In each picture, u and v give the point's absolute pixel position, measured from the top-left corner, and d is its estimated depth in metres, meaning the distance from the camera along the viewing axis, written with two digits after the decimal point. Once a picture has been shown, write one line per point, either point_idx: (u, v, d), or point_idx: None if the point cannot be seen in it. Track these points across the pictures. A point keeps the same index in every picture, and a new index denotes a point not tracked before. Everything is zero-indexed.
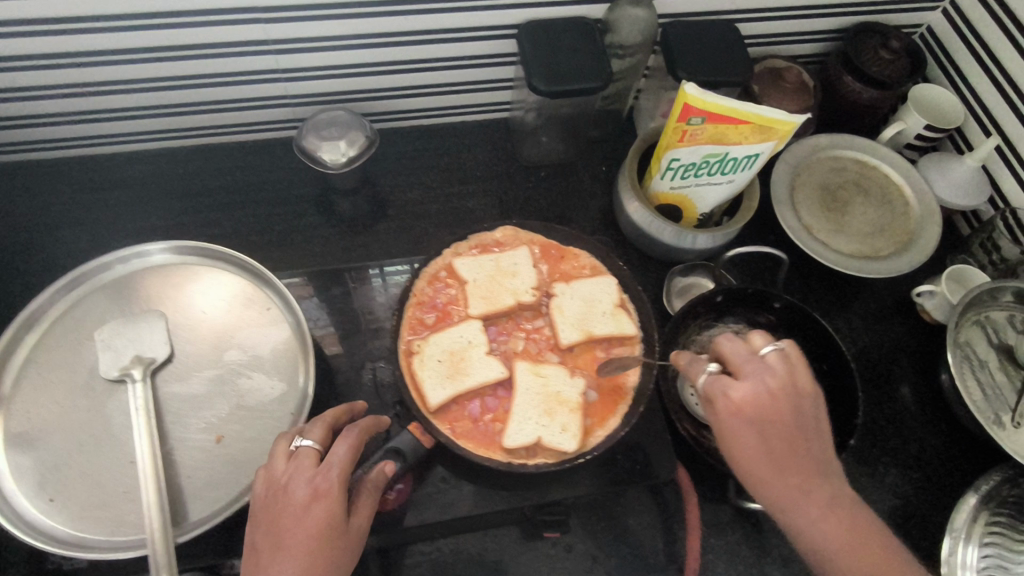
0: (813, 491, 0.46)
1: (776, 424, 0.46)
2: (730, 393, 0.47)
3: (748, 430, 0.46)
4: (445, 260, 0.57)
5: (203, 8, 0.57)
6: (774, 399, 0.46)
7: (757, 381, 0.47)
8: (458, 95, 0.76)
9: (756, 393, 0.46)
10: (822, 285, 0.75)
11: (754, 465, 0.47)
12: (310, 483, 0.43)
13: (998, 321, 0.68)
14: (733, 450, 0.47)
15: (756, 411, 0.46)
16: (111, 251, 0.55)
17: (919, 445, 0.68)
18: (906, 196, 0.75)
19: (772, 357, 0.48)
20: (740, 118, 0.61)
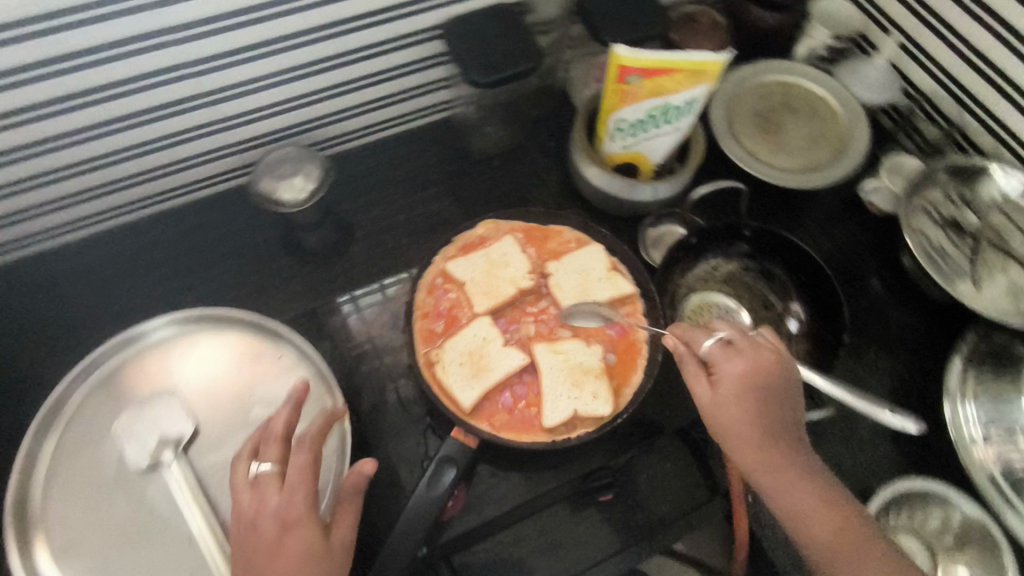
0: (782, 471, 0.47)
1: (766, 393, 0.49)
2: (737, 376, 0.49)
3: (740, 414, 0.48)
4: (437, 267, 0.58)
5: (119, 80, 0.56)
6: (755, 383, 0.49)
7: (760, 358, 0.50)
8: (396, 106, 0.77)
9: (746, 369, 0.49)
10: (778, 205, 0.80)
11: (748, 445, 0.48)
12: (275, 510, 0.45)
13: (937, 199, 0.74)
14: (734, 424, 0.48)
15: (754, 379, 0.49)
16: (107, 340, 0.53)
17: (898, 326, 0.74)
18: (831, 105, 0.81)
19: (729, 343, 0.51)
20: (673, 67, 0.65)
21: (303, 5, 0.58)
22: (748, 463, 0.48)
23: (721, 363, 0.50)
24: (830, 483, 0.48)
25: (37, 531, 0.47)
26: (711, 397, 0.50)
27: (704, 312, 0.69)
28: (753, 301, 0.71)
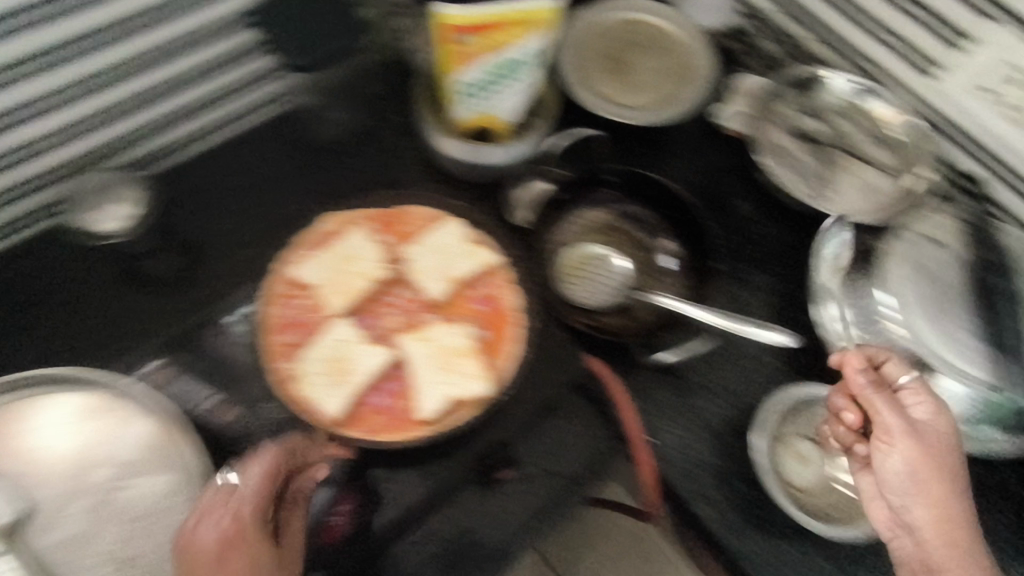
0: (935, 481, 0.50)
1: (934, 444, 0.51)
2: (929, 422, 0.52)
3: (943, 453, 0.51)
4: (283, 274, 0.53)
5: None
6: (943, 421, 0.52)
7: (942, 413, 0.52)
8: (222, 107, 0.71)
9: (933, 423, 0.52)
10: (639, 143, 0.79)
11: (915, 450, 0.50)
12: (224, 519, 0.40)
13: (786, 114, 0.75)
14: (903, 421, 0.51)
15: (936, 435, 0.51)
16: None
17: (767, 242, 0.76)
18: (675, 35, 0.79)
19: (913, 387, 0.53)
20: (503, 20, 0.61)
21: (76, 19, 0.55)
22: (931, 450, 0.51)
23: (910, 401, 0.53)
24: (959, 477, 0.51)
25: None
26: (904, 425, 0.51)
27: (582, 268, 0.69)
28: (630, 244, 0.70)
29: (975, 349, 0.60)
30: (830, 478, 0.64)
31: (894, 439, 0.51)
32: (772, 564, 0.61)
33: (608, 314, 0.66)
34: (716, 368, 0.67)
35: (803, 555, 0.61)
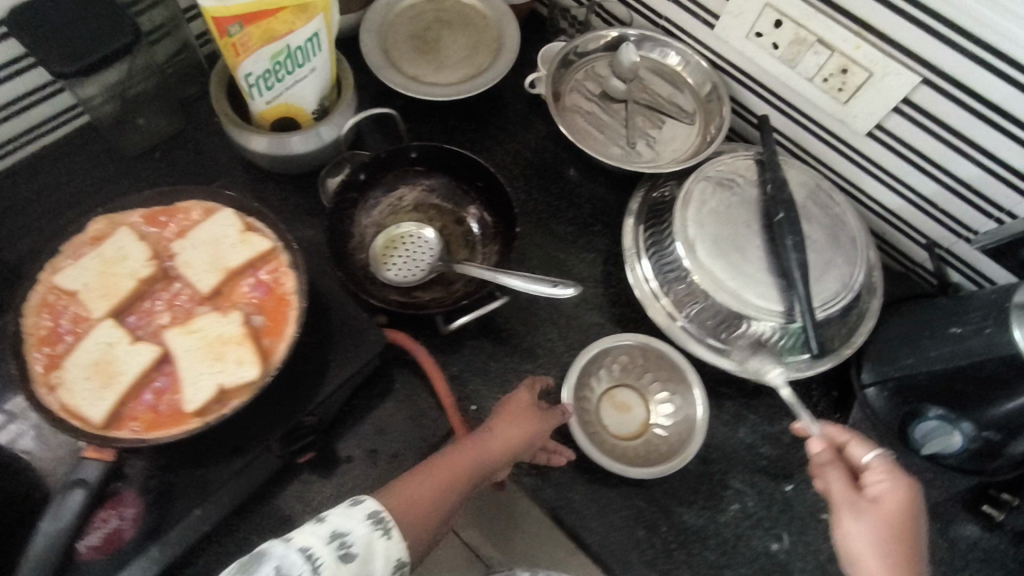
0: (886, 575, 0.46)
1: (891, 532, 0.48)
2: (879, 497, 0.49)
3: (890, 529, 0.48)
4: (46, 284, 0.52)
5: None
6: (912, 509, 0.49)
7: (901, 496, 0.49)
8: (8, 126, 0.68)
9: (889, 509, 0.49)
10: (459, 119, 0.79)
11: (877, 537, 0.48)
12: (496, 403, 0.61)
13: (587, 76, 0.77)
14: (862, 515, 0.49)
15: (890, 518, 0.48)
16: None
17: (590, 203, 0.77)
18: (480, 10, 0.80)
19: (877, 464, 0.51)
20: (272, 8, 0.60)
21: None
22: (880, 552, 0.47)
23: (871, 483, 0.51)
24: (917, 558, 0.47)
25: None
26: (863, 506, 0.49)
27: (395, 244, 0.69)
28: (444, 219, 0.72)
29: (766, 283, 0.62)
30: (649, 424, 0.67)
31: (849, 509, 0.50)
32: (599, 514, 0.62)
33: (426, 290, 0.67)
34: (536, 330, 0.69)
35: (627, 500, 0.63)
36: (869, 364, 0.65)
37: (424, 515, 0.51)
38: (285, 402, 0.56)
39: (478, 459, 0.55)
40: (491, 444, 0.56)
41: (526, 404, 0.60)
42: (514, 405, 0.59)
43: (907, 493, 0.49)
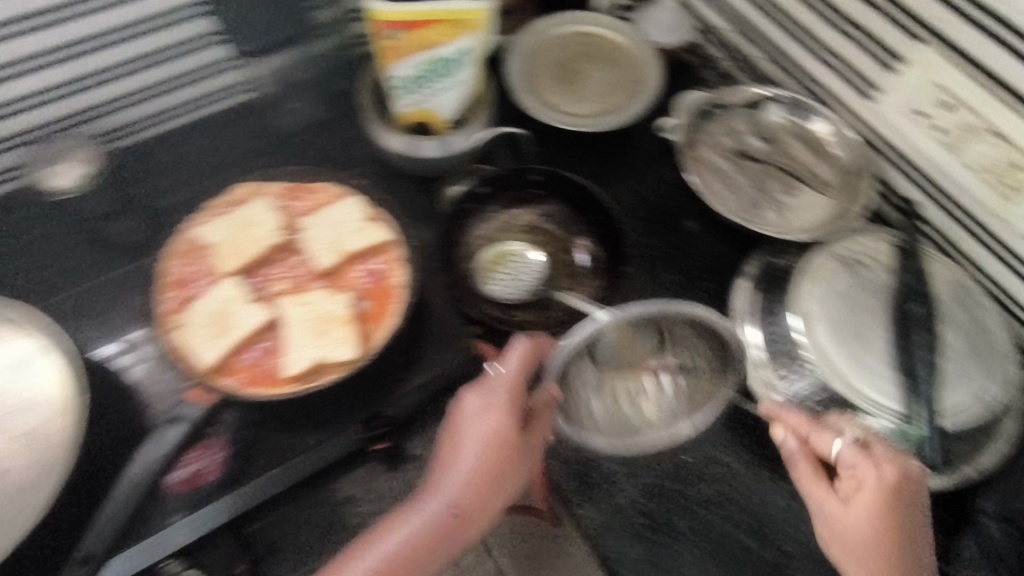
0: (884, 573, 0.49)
1: (868, 535, 0.49)
2: (852, 480, 0.51)
3: (866, 531, 0.49)
4: (186, 234, 0.57)
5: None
6: (890, 505, 0.49)
7: (880, 481, 0.50)
8: (186, 90, 0.76)
9: (868, 499, 0.49)
10: (588, 153, 0.79)
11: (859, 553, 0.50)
12: (484, 399, 0.55)
13: (725, 128, 0.74)
14: (845, 530, 0.50)
15: (870, 509, 0.49)
16: None
17: (706, 258, 0.74)
18: (628, 50, 0.81)
19: (846, 451, 0.51)
20: (433, 20, 0.64)
21: None
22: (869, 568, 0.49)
23: (845, 478, 0.51)
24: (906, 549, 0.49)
25: None
26: (838, 510, 0.51)
27: (502, 262, 0.69)
28: (554, 245, 0.71)
29: (886, 377, 0.57)
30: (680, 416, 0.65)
31: (826, 517, 0.52)
32: None
33: (524, 312, 0.67)
34: (626, 379, 0.65)
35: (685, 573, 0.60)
36: (997, 494, 0.58)
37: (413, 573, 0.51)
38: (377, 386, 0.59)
39: (476, 495, 0.53)
40: (473, 486, 0.53)
41: (500, 406, 0.55)
42: (490, 413, 0.54)
43: (880, 491, 0.49)
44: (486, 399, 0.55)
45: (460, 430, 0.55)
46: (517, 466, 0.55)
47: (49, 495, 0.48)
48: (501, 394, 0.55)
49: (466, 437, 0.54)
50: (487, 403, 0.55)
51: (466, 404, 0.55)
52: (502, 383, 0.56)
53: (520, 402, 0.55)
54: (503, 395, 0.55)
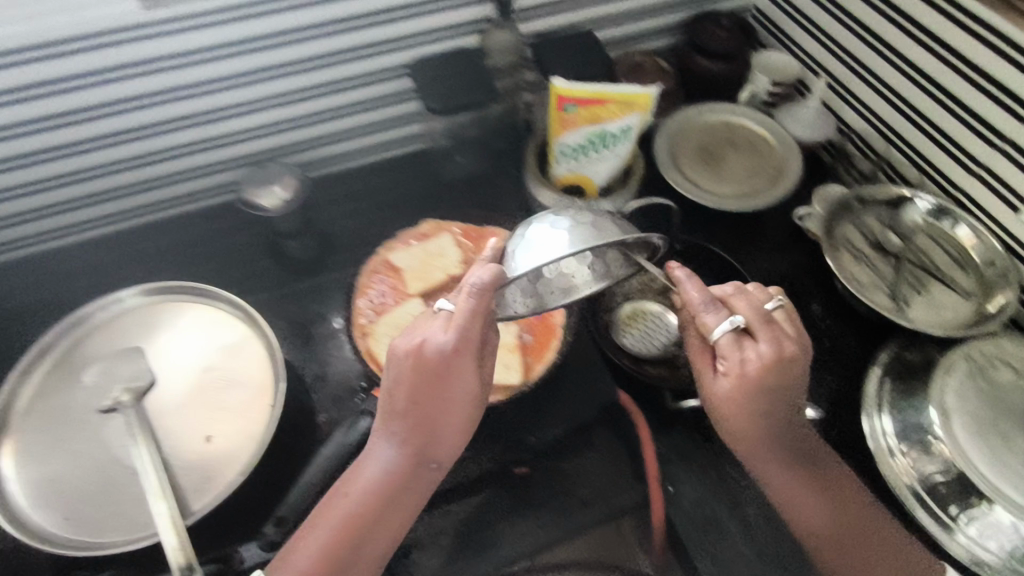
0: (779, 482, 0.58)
1: (744, 421, 0.56)
2: (750, 355, 0.54)
3: (733, 408, 0.56)
4: (381, 257, 0.66)
5: (150, 91, 0.70)
6: (763, 380, 0.54)
7: (763, 365, 0.54)
8: (373, 135, 0.88)
9: (738, 389, 0.55)
10: (722, 231, 0.86)
11: (739, 435, 0.57)
12: (421, 340, 0.52)
13: (863, 224, 0.79)
14: (723, 424, 0.57)
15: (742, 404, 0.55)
16: (90, 302, 0.63)
17: (833, 342, 0.77)
18: (770, 141, 0.88)
19: (725, 339, 0.55)
20: (604, 98, 0.72)
21: (281, 41, 0.71)
22: (748, 452, 0.58)
23: (724, 362, 0.56)
24: (800, 467, 0.58)
25: (10, 449, 0.56)
26: (716, 383, 0.56)
27: (636, 319, 0.74)
28: None
29: None
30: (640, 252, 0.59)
31: (703, 378, 0.58)
32: None
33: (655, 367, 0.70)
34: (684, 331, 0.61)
35: None
36: None
37: (395, 509, 0.53)
38: (525, 414, 0.65)
39: (434, 437, 0.53)
40: (432, 425, 0.53)
41: (446, 354, 0.51)
42: (434, 362, 0.51)
43: (746, 381, 0.54)
44: (426, 343, 0.52)
45: (405, 380, 0.52)
46: (463, 385, 0.52)
47: (250, 462, 0.55)
48: (444, 341, 0.51)
49: (413, 389, 0.52)
50: (426, 351, 0.51)
51: (401, 355, 0.52)
52: (442, 318, 0.53)
53: (476, 332, 0.52)
54: (426, 348, 0.51)
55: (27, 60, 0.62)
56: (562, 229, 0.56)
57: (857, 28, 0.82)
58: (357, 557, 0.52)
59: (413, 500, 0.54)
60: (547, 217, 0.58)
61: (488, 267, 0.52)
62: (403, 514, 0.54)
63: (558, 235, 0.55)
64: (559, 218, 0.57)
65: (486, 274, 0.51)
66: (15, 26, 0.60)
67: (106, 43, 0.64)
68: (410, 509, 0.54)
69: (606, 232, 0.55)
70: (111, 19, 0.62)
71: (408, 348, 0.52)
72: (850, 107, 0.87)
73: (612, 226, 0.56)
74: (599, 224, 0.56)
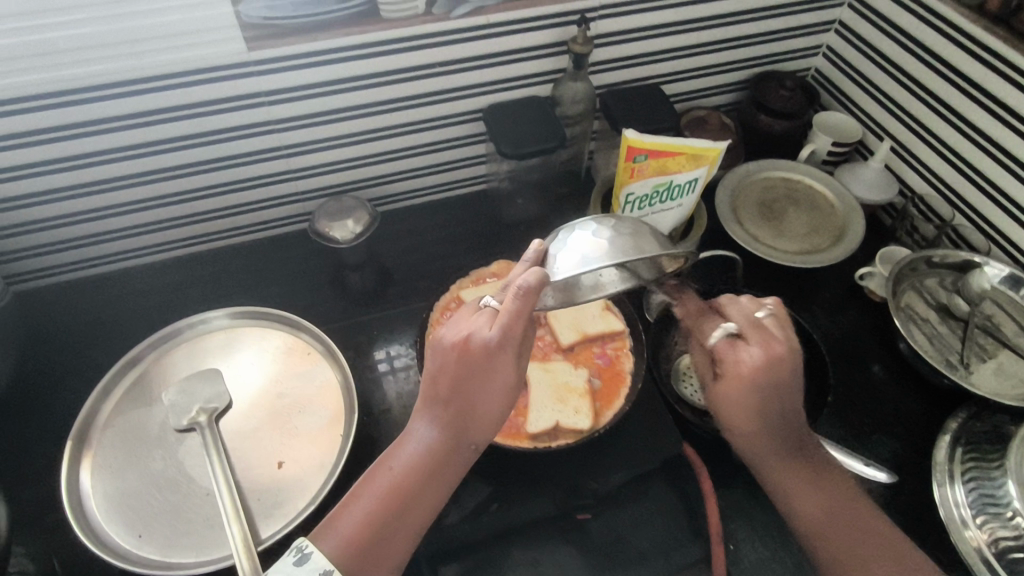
0: (786, 486, 0.57)
1: (741, 420, 0.56)
2: (740, 357, 0.55)
3: (733, 408, 0.56)
4: (455, 295, 0.73)
5: (241, 125, 0.73)
6: (755, 382, 0.54)
7: (757, 363, 0.54)
8: (439, 175, 0.90)
9: (735, 387, 0.55)
10: (782, 286, 0.86)
11: (742, 440, 0.57)
12: (464, 331, 0.52)
13: (930, 286, 0.78)
14: (729, 430, 0.57)
15: (738, 402, 0.55)
16: (180, 321, 0.67)
17: (896, 405, 0.75)
18: (830, 199, 0.88)
19: (721, 341, 0.57)
20: (674, 150, 0.75)
21: (367, 83, 0.74)
22: (752, 453, 0.58)
23: (722, 362, 0.57)
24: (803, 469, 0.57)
25: (92, 463, 0.59)
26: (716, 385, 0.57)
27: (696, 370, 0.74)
28: None
29: None
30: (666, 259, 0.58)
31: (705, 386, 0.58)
32: None
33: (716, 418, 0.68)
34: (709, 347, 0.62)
35: None
36: None
37: (431, 488, 0.53)
38: (587, 459, 0.64)
39: (471, 422, 0.53)
40: (470, 410, 0.52)
41: (490, 345, 0.51)
42: (479, 353, 0.51)
43: (737, 379, 0.55)
44: (472, 335, 0.51)
45: (448, 368, 0.52)
46: (505, 375, 0.51)
47: (318, 489, 0.57)
48: (491, 334, 0.50)
49: (456, 377, 0.52)
50: (471, 342, 0.51)
51: (445, 345, 0.52)
52: (487, 314, 0.53)
53: (522, 326, 0.52)
54: (472, 339, 0.51)
55: (136, 91, 0.66)
56: (602, 237, 0.57)
57: (925, 95, 0.83)
58: (391, 535, 0.51)
59: (447, 481, 0.53)
60: (581, 223, 0.58)
61: (534, 270, 0.52)
62: (437, 494, 0.53)
63: (599, 243, 0.56)
64: (597, 225, 0.58)
65: (532, 276, 0.51)
66: (128, 60, 0.63)
67: (208, 77, 0.67)
68: (445, 490, 0.53)
69: (647, 244, 0.57)
70: (215, 57, 0.65)
71: (454, 340, 0.52)
72: (914, 170, 0.88)
73: (651, 239, 0.58)
74: (635, 233, 0.58)
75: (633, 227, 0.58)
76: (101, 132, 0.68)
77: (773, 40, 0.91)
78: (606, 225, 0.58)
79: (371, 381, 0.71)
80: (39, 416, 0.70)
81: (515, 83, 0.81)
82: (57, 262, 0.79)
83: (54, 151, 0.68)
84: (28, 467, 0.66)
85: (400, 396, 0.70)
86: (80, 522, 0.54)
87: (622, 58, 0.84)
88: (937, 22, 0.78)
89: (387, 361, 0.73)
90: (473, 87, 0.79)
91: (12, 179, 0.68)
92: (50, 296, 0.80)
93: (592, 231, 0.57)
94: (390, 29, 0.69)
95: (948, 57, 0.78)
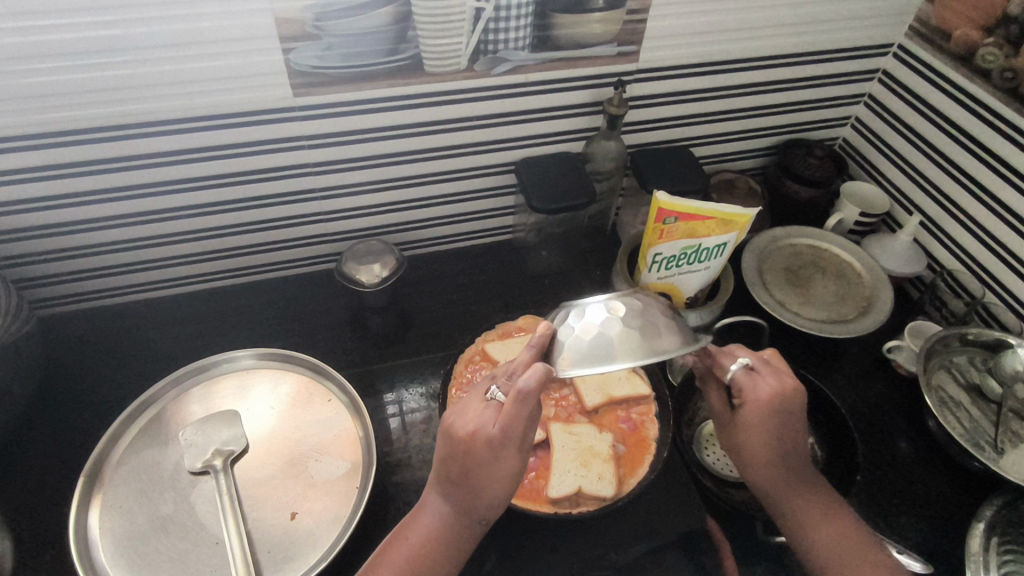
0: (815, 523, 0.57)
1: (765, 447, 0.56)
2: (754, 390, 0.56)
3: (759, 440, 0.56)
4: (478, 347, 0.73)
5: (276, 165, 0.74)
6: (774, 407, 0.56)
7: (773, 392, 0.56)
8: (465, 223, 0.91)
9: (760, 416, 0.56)
10: (806, 353, 0.85)
11: (766, 454, 0.57)
12: (469, 422, 0.50)
13: (961, 364, 0.77)
14: (757, 445, 0.57)
15: (759, 427, 0.56)
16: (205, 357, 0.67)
17: (924, 485, 0.73)
18: (857, 269, 0.87)
19: (737, 377, 0.58)
20: (705, 215, 0.73)
21: (403, 133, 0.75)
22: (775, 488, 0.57)
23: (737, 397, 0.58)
24: (834, 509, 0.58)
25: (100, 504, 0.58)
26: (739, 421, 0.58)
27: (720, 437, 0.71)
28: None
29: None
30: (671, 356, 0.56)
31: (723, 422, 0.60)
32: None
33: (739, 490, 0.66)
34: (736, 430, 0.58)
35: None
36: None
37: (441, 563, 0.51)
38: (606, 528, 0.62)
39: (479, 503, 0.51)
40: (478, 495, 0.51)
41: (495, 440, 0.49)
42: (483, 448, 0.49)
43: (758, 408, 0.56)
44: (478, 428, 0.50)
45: (456, 456, 0.50)
46: (510, 466, 0.50)
47: (331, 544, 0.56)
48: (495, 431, 0.49)
49: (463, 465, 0.50)
50: (477, 438, 0.49)
51: (452, 433, 0.51)
52: (494, 407, 0.51)
53: (524, 423, 0.50)
54: (478, 434, 0.49)
55: (181, 129, 0.67)
56: (612, 329, 0.55)
57: (954, 171, 0.83)
58: None
59: (459, 554, 0.52)
60: (589, 309, 0.57)
61: (535, 370, 0.49)
62: (453, 563, 0.52)
63: (609, 336, 0.55)
64: (606, 315, 0.56)
65: (535, 376, 0.49)
66: (174, 99, 0.64)
67: (248, 120, 0.69)
68: (457, 560, 0.52)
69: (659, 341, 0.56)
70: (259, 101, 0.67)
71: (461, 432, 0.50)
72: (942, 245, 0.88)
73: (660, 331, 0.57)
74: (644, 327, 0.56)
75: (640, 315, 0.58)
76: (138, 165, 0.69)
77: (802, 110, 0.92)
78: (616, 316, 0.56)
79: (388, 428, 0.70)
80: (50, 445, 0.70)
81: (548, 140, 0.83)
82: (83, 290, 0.79)
83: (94, 183, 0.69)
84: (37, 497, 0.65)
85: (419, 447, 0.68)
86: (84, 567, 0.53)
87: (655, 120, 0.85)
88: (969, 103, 0.78)
89: (401, 407, 0.72)
90: (506, 141, 0.81)
91: (51, 208, 0.70)
92: (74, 323, 0.81)
93: (602, 324, 0.56)
94: (431, 82, 0.71)
95: (979, 137, 0.78)
